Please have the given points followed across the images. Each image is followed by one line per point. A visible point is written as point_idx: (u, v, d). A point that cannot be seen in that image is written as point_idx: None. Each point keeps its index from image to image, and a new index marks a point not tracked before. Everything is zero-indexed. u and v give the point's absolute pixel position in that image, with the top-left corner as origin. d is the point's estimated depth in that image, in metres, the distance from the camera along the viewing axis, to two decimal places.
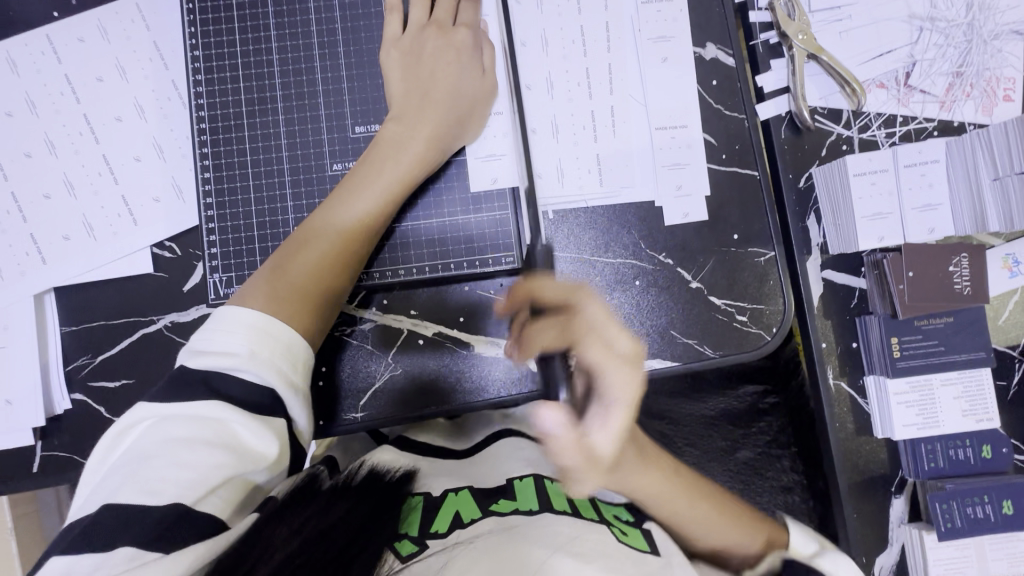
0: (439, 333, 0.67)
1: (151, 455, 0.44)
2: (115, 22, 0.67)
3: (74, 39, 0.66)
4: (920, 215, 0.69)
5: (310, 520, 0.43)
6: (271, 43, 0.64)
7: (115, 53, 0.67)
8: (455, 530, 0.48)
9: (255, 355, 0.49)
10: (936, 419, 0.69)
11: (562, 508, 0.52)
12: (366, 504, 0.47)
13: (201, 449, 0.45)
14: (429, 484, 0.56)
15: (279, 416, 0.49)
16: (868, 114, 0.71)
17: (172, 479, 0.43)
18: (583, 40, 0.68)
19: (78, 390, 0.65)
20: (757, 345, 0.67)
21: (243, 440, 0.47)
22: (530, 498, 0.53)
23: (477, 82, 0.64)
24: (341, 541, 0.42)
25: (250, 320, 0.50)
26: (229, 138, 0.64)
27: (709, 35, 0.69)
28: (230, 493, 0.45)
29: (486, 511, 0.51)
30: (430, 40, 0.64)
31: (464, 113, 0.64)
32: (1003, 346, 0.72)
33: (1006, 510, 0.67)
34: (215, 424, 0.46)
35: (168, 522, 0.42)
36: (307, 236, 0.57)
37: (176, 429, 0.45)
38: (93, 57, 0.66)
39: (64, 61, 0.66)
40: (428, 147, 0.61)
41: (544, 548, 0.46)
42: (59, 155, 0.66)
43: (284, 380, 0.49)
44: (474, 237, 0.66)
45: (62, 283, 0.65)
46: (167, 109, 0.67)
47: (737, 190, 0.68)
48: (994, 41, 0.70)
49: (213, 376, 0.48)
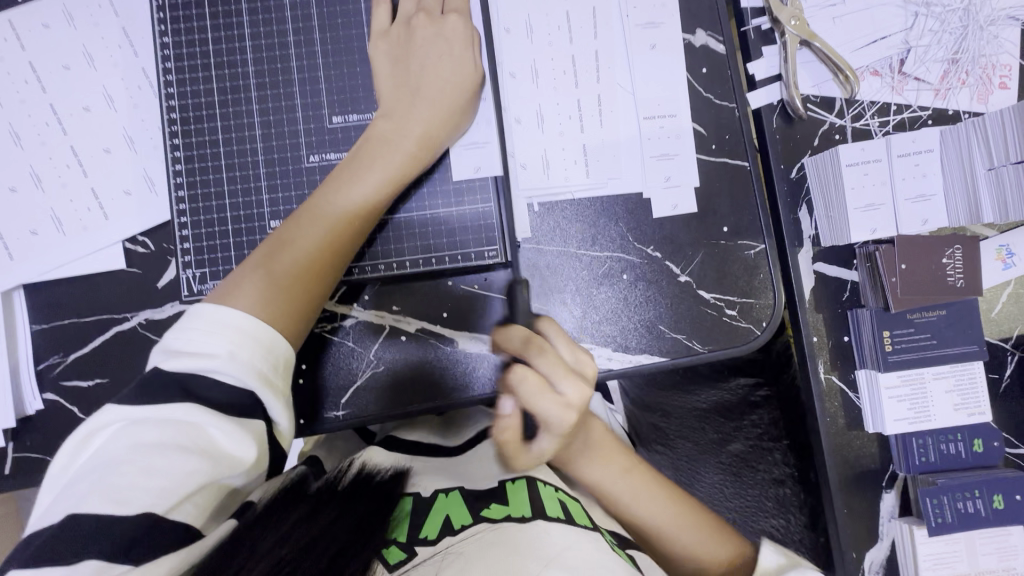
0: (422, 329, 0.65)
1: (120, 460, 0.42)
2: (81, 8, 0.64)
3: (38, 25, 0.64)
4: (914, 206, 0.67)
5: (298, 523, 0.43)
6: (243, 29, 0.62)
7: (82, 40, 0.64)
8: (447, 538, 0.47)
9: (240, 356, 0.47)
10: (928, 414, 0.68)
11: (556, 515, 0.48)
12: (359, 505, 0.47)
13: (175, 455, 0.43)
14: (420, 486, 0.54)
15: (255, 417, 0.47)
16: (861, 102, 0.70)
17: (142, 487, 0.41)
18: (570, 26, 0.66)
19: (50, 390, 0.63)
20: (747, 339, 0.66)
21: (219, 443, 0.45)
22: (523, 503, 0.50)
23: (464, 71, 0.61)
24: (332, 546, 0.42)
25: (231, 321, 0.48)
26: (201, 129, 0.61)
27: (699, 20, 0.67)
28: (204, 499, 0.43)
29: (477, 517, 0.49)
30: (420, 30, 0.61)
31: (454, 105, 0.60)
32: (995, 339, 0.71)
33: (995, 504, 0.67)
34: (189, 428, 0.44)
35: (138, 533, 0.40)
36: (289, 232, 0.55)
37: (148, 435, 0.43)
38: (60, 44, 0.64)
39: (27, 47, 0.63)
40: (418, 145, 0.59)
41: (536, 561, 0.43)
42: (24, 146, 0.63)
43: (263, 381, 0.48)
44: (456, 231, 0.63)
45: (31, 280, 0.63)
46: (137, 98, 0.64)
47: (727, 182, 0.66)
48: (991, 27, 0.68)
49: (190, 380, 0.46)
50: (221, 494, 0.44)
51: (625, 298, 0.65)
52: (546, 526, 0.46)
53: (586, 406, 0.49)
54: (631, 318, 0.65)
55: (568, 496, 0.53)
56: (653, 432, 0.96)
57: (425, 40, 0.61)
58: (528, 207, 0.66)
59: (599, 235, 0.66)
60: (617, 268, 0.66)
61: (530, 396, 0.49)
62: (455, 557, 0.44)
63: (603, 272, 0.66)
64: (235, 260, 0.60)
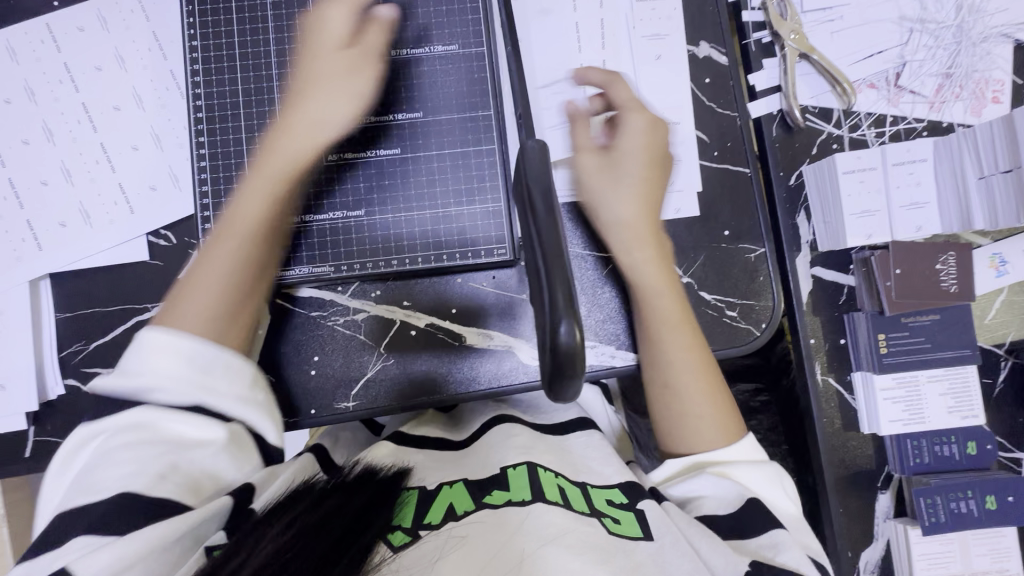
0: (431, 324, 0.68)
1: (94, 463, 0.45)
2: (115, 13, 0.67)
3: (74, 28, 0.67)
4: (907, 214, 0.70)
5: (301, 514, 0.45)
6: (269, 35, 0.65)
7: (114, 43, 0.67)
8: (449, 522, 0.48)
9: (161, 369, 0.48)
10: (922, 415, 0.70)
11: (554, 498, 0.50)
12: (359, 494, 0.48)
13: (140, 449, 0.46)
14: (423, 478, 0.55)
15: (214, 411, 0.49)
16: (858, 113, 0.72)
17: (118, 480, 0.45)
18: (579, 36, 0.69)
19: (72, 376, 0.66)
20: (745, 340, 0.67)
21: (181, 433, 0.48)
22: (523, 489, 0.51)
23: (340, 53, 0.61)
24: (334, 535, 0.43)
25: (151, 341, 0.49)
26: (227, 127, 0.64)
27: (703, 33, 0.70)
28: (183, 481, 0.47)
29: (480, 503, 0.50)
30: (315, 24, 0.61)
31: (356, 90, 0.61)
32: (989, 345, 0.73)
33: (988, 505, 0.68)
34: (146, 427, 0.47)
35: (127, 513, 0.44)
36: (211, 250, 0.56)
37: (110, 438, 0.46)
38: (94, 47, 0.67)
39: (63, 49, 0.67)
40: (312, 141, 0.60)
41: (533, 540, 0.46)
42: (57, 142, 0.66)
43: (193, 381, 0.49)
44: (467, 228, 0.65)
45: (58, 269, 0.66)
46: (164, 99, 0.68)
47: (729, 187, 0.68)
48: (983, 44, 0.71)
49: (136, 387, 0.48)
50: (199, 478, 0.48)
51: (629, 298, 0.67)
52: (549, 511, 0.48)
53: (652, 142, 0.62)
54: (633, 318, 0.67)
55: (568, 480, 0.53)
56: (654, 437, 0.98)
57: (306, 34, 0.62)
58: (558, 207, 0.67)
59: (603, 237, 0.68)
60: None
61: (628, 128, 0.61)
62: (459, 545, 0.46)
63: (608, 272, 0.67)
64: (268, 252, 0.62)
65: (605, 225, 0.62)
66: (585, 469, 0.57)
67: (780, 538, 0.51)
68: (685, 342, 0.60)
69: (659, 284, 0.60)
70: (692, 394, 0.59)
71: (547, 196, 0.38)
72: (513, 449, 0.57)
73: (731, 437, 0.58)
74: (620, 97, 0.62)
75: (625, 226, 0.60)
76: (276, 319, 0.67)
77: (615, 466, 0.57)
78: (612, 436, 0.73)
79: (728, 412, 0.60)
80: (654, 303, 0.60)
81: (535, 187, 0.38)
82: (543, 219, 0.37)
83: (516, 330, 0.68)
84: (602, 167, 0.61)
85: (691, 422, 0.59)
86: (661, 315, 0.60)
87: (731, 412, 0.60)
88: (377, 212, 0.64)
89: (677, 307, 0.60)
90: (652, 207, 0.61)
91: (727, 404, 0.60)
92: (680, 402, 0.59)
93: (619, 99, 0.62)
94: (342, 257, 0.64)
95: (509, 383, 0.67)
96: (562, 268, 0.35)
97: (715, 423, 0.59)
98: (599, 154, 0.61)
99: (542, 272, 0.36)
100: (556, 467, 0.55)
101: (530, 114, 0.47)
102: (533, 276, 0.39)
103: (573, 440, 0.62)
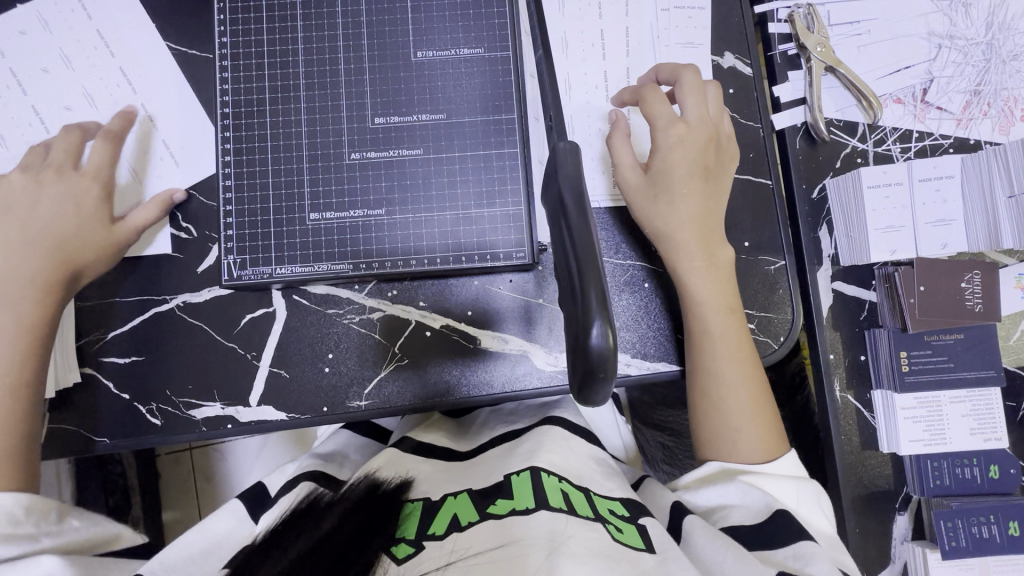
0: (447, 325, 0.67)
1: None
2: (55, 14, 0.66)
3: (14, 31, 0.65)
4: (933, 230, 0.69)
5: (306, 539, 0.46)
6: (297, 33, 0.65)
7: (58, 44, 0.66)
8: (453, 534, 0.47)
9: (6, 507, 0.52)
10: (943, 436, 0.69)
11: (559, 506, 0.48)
12: (355, 518, 0.48)
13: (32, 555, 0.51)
14: (428, 491, 0.55)
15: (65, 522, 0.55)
16: (884, 128, 0.72)
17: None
18: (604, 44, 0.69)
19: (88, 365, 0.65)
20: (764, 353, 0.66)
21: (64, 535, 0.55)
22: (526, 496, 0.49)
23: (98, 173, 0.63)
24: (337, 550, 0.44)
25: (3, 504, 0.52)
26: (252, 123, 0.64)
27: (728, 44, 0.70)
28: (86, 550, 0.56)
29: (485, 514, 0.48)
30: (69, 145, 0.64)
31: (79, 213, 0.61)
32: (1014, 366, 0.71)
33: (1011, 531, 0.67)
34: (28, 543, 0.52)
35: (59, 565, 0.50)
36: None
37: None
38: (37, 49, 0.66)
39: (6, 53, 0.65)
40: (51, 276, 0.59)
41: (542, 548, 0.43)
42: (9, 147, 0.65)
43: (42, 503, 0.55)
44: (487, 231, 0.64)
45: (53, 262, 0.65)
46: (116, 96, 0.67)
47: (751, 199, 0.67)
48: (1014, 62, 0.70)
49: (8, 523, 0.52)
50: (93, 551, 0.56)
51: (646, 307, 0.67)
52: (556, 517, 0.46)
53: (691, 156, 0.60)
54: (650, 326, 0.66)
55: (571, 486, 0.52)
56: (662, 451, 0.98)
57: (36, 200, 0.61)
58: (596, 210, 0.68)
59: (623, 243, 0.67)
60: (641, 277, 0.67)
61: (677, 148, 0.60)
62: (462, 552, 0.44)
63: (627, 280, 0.67)
64: (318, 262, 0.63)
65: (654, 234, 0.61)
66: (597, 480, 0.56)
67: (808, 550, 0.50)
68: (726, 357, 0.60)
69: (707, 294, 0.60)
70: (734, 408, 0.60)
71: (580, 205, 0.40)
72: (519, 458, 0.57)
73: (769, 454, 0.59)
74: (655, 112, 0.61)
75: (675, 238, 0.60)
76: (292, 314, 0.67)
77: (615, 482, 0.56)
78: (622, 455, 0.74)
79: (772, 428, 0.61)
80: (704, 315, 0.60)
81: (567, 188, 0.40)
82: (577, 224, 0.39)
83: (532, 335, 0.68)
84: (646, 185, 0.61)
85: (733, 433, 0.60)
86: (703, 329, 0.60)
87: (774, 424, 0.61)
88: (398, 211, 0.64)
89: (721, 321, 0.60)
90: (706, 221, 0.61)
91: (772, 422, 0.61)
92: (722, 409, 0.60)
93: (651, 116, 0.61)
94: (362, 256, 0.64)
95: (523, 388, 0.67)
96: (595, 265, 0.37)
97: (754, 437, 0.60)
98: (640, 171, 0.61)
99: (573, 263, 0.38)
100: (561, 471, 0.54)
101: (560, 117, 0.49)
102: (560, 262, 0.41)
103: (588, 447, 0.61)
